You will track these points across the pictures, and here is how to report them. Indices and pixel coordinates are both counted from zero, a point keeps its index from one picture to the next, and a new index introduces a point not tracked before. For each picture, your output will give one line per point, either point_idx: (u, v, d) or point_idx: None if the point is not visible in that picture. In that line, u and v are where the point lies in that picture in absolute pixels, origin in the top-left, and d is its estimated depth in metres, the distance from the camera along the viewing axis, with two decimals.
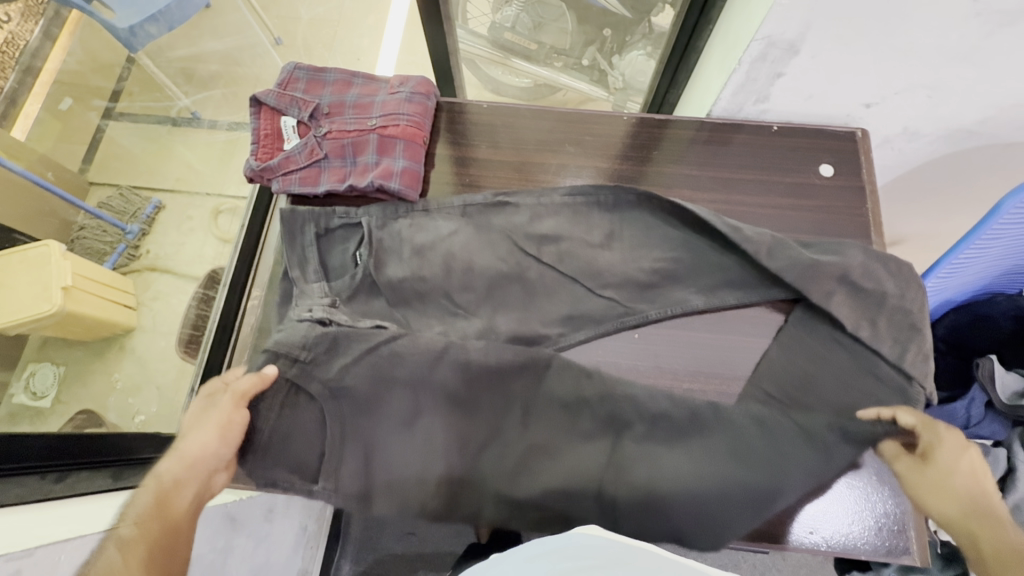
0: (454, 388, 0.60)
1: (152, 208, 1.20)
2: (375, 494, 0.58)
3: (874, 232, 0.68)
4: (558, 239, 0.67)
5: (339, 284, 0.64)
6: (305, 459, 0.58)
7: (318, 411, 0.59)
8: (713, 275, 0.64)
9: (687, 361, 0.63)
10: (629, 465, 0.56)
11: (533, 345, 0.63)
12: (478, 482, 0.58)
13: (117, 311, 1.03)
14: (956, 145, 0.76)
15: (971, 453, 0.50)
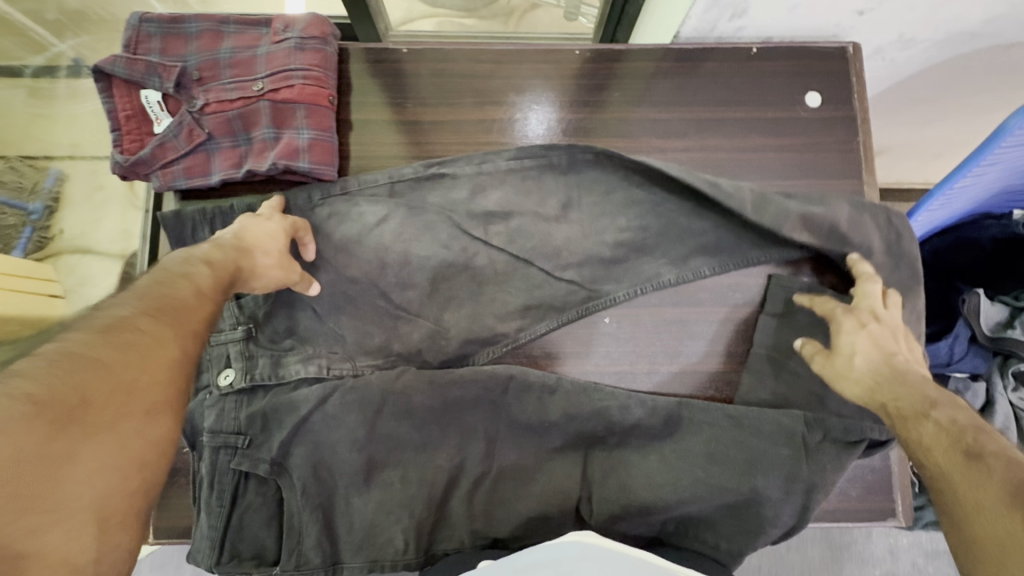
0: (403, 425, 0.53)
1: (53, 179, 1.00)
2: (346, 555, 0.52)
3: (865, 170, 0.60)
4: (507, 216, 0.57)
5: (252, 302, 0.54)
6: (260, 532, 0.51)
7: (268, 485, 0.52)
8: (686, 243, 0.56)
9: (665, 342, 0.57)
10: (618, 487, 0.52)
11: (489, 345, 0.57)
12: (458, 518, 0.53)
13: (39, 304, 0.88)
14: (956, 51, 0.66)
15: (883, 327, 0.47)
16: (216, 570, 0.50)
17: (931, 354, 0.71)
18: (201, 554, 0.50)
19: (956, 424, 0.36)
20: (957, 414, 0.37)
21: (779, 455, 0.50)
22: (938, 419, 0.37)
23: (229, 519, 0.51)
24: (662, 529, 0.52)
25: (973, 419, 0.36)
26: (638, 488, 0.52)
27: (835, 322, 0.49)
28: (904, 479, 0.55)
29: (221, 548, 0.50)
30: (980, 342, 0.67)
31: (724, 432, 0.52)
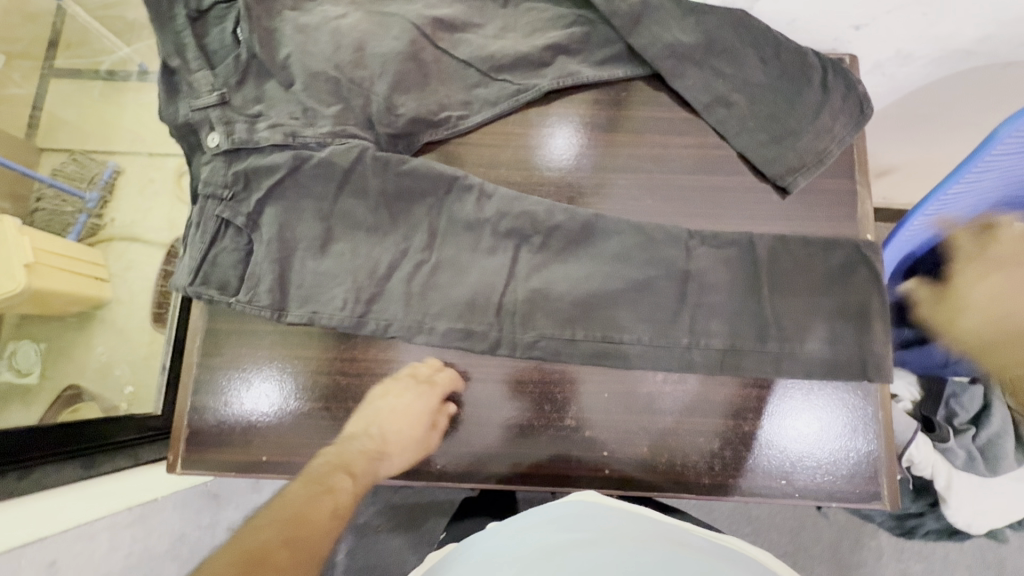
0: (358, 207, 0.59)
1: (110, 172, 1.07)
2: (291, 304, 0.57)
3: (859, 171, 0.62)
4: (456, 29, 0.64)
5: (224, 69, 0.58)
6: (227, 267, 0.57)
7: (244, 239, 0.58)
8: (642, 140, 0.64)
9: (615, 283, 0.58)
10: (541, 309, 0.58)
11: (432, 127, 0.62)
12: (400, 302, 0.57)
13: (86, 284, 0.94)
14: (952, 67, 0.69)
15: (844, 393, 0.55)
16: (186, 292, 0.56)
17: (926, 356, 0.71)
18: (178, 278, 0.56)
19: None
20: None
21: (712, 328, 0.56)
22: None
23: (211, 256, 0.57)
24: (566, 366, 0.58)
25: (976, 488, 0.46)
26: (542, 328, 0.58)
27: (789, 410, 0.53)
28: (893, 464, 0.57)
29: (195, 275, 0.56)
30: None
31: (654, 279, 0.58)
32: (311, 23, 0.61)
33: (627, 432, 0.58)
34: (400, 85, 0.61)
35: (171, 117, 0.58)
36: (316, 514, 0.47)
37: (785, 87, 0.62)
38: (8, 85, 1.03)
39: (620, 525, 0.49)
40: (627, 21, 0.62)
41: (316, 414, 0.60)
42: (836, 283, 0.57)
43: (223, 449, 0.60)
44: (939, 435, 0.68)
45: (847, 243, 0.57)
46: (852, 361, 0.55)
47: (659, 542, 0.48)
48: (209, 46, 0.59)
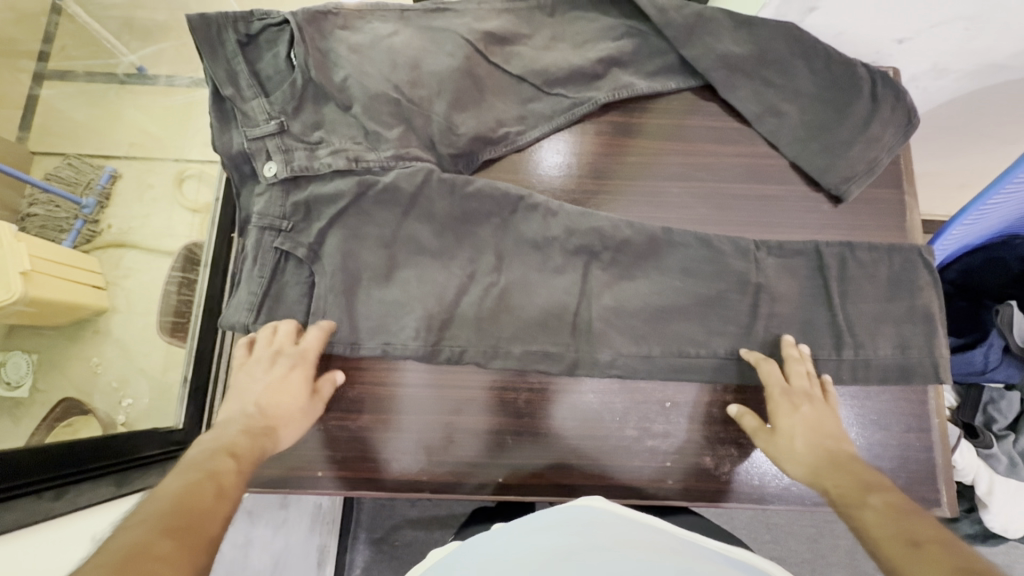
0: (423, 228, 0.58)
1: (107, 176, 1.01)
2: (360, 325, 0.56)
3: (906, 181, 0.63)
4: (505, 40, 0.63)
5: (279, 95, 0.56)
6: (292, 304, 0.56)
7: (305, 270, 0.57)
8: (694, 152, 0.64)
9: (683, 297, 0.58)
10: (605, 323, 0.57)
11: (492, 145, 0.62)
12: (466, 317, 0.56)
13: (83, 292, 0.88)
14: (983, 82, 0.71)
15: (816, 410, 0.52)
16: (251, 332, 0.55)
17: (966, 362, 0.71)
18: (237, 317, 0.55)
19: (889, 508, 0.39)
20: (892, 498, 0.40)
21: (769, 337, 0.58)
22: (875, 505, 0.40)
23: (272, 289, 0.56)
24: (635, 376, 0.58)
25: (907, 504, 0.39)
26: (609, 345, 0.57)
27: (773, 403, 0.53)
28: (949, 471, 0.58)
29: (258, 312, 0.55)
30: (1013, 351, 0.68)
31: (715, 293, 0.58)
32: (363, 42, 0.60)
33: (688, 444, 0.58)
34: (458, 103, 0.60)
35: (225, 147, 0.56)
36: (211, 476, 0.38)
37: (835, 97, 0.62)
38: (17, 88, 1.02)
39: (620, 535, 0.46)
40: (681, 32, 0.62)
41: (366, 427, 0.59)
42: (900, 289, 0.59)
43: (267, 464, 0.58)
44: (983, 441, 0.69)
45: (908, 249, 0.60)
46: (924, 366, 0.57)
47: (660, 551, 0.44)
48: (262, 72, 0.57)
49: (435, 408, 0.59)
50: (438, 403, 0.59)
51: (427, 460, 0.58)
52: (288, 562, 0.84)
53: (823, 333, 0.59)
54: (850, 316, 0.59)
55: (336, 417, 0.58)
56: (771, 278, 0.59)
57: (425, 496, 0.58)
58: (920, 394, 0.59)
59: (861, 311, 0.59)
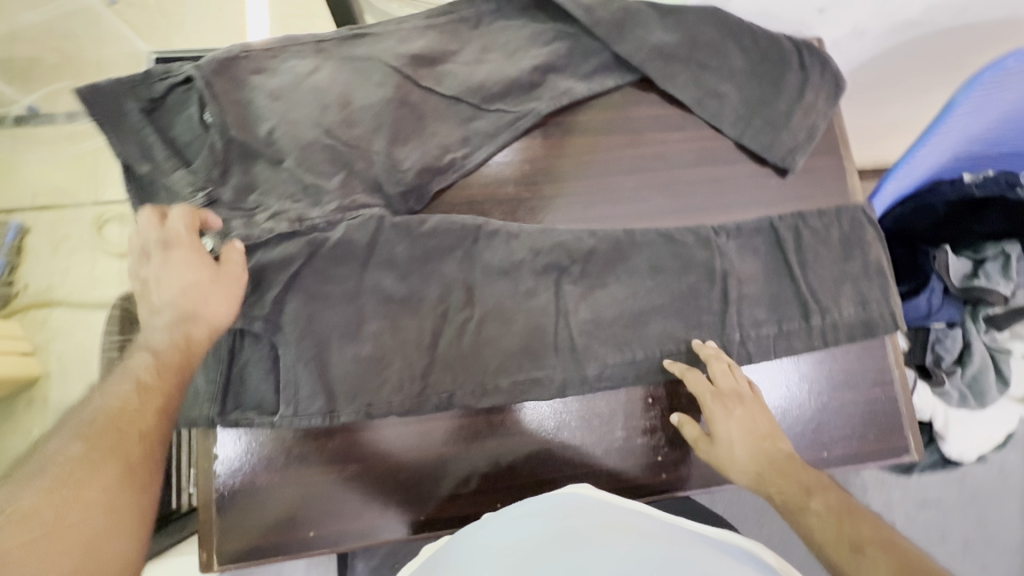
0: (385, 274, 0.56)
1: (14, 231, 0.94)
2: (336, 388, 0.54)
3: (842, 146, 0.66)
4: (435, 54, 0.60)
5: (201, 162, 0.52)
6: (261, 385, 0.53)
7: (266, 343, 0.54)
8: (642, 144, 0.64)
9: (659, 296, 0.60)
10: (579, 332, 0.58)
11: (441, 174, 0.59)
12: (446, 357, 0.56)
13: (9, 363, 0.85)
14: (897, 39, 0.74)
15: (747, 410, 0.53)
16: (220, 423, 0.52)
17: (914, 309, 0.76)
18: (200, 409, 0.52)
19: (831, 512, 0.44)
20: (831, 500, 0.45)
21: (740, 319, 0.60)
22: (817, 509, 0.45)
23: (233, 374, 0.53)
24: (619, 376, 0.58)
25: (846, 506, 0.45)
26: (586, 353, 0.58)
27: (708, 410, 0.54)
28: (914, 418, 0.61)
29: (222, 401, 0.52)
30: (952, 293, 0.73)
31: (686, 289, 0.60)
32: (282, 87, 0.55)
33: (680, 435, 0.59)
34: (397, 138, 0.58)
35: None
36: (60, 544, 0.34)
37: (767, 74, 0.64)
38: None
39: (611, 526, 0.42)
40: (611, 29, 0.61)
41: (353, 477, 0.56)
42: (852, 248, 0.62)
43: (248, 525, 0.54)
44: (936, 380, 0.76)
45: (852, 208, 0.63)
46: (885, 317, 0.60)
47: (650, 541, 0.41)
48: (178, 138, 0.53)
49: (425, 443, 0.57)
50: (425, 440, 0.57)
51: (420, 500, 0.56)
52: None
53: (791, 305, 0.61)
54: (812, 285, 0.61)
55: (319, 471, 0.55)
56: (734, 262, 0.61)
57: (422, 535, 0.56)
58: (879, 350, 0.62)
59: (822, 280, 0.61)
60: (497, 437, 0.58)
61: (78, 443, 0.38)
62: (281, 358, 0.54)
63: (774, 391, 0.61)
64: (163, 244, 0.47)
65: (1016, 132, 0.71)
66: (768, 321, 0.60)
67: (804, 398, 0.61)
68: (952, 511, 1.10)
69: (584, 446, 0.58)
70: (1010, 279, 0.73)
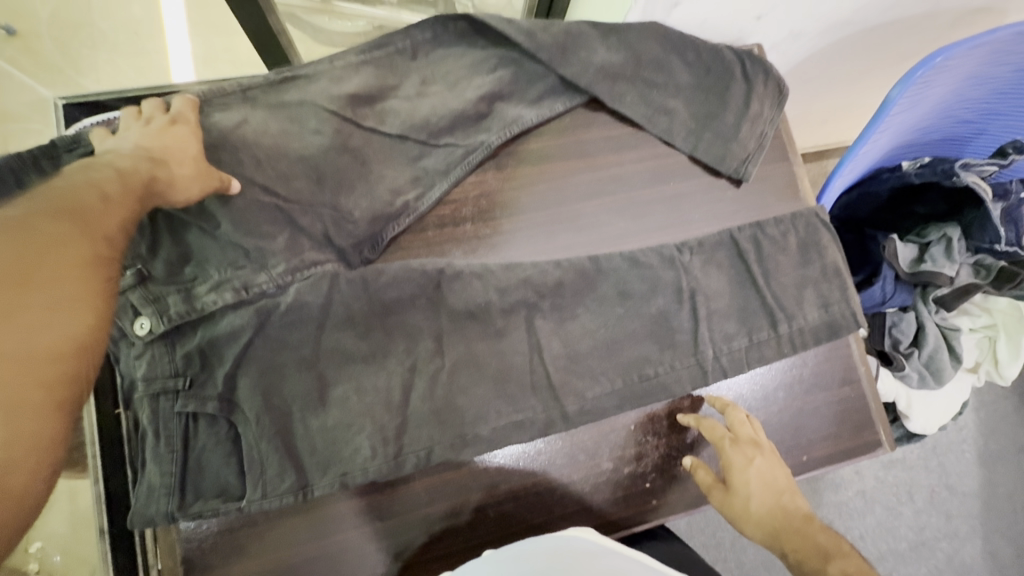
0: (346, 334, 0.54)
1: None
2: (307, 463, 0.52)
3: (790, 151, 0.67)
4: (374, 93, 0.57)
5: (124, 238, 0.49)
6: (223, 468, 0.51)
7: (223, 422, 0.51)
8: (599, 165, 0.63)
9: (629, 321, 0.59)
10: (551, 366, 0.57)
11: (393, 220, 0.57)
12: (419, 413, 0.54)
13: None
14: (832, 37, 0.76)
15: (767, 460, 0.53)
16: (180, 518, 0.48)
17: (869, 298, 0.79)
18: (156, 507, 0.48)
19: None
20: (849, 566, 0.46)
21: (712, 336, 0.60)
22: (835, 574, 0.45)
23: (189, 462, 0.50)
24: (598, 407, 0.57)
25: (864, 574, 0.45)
26: (561, 387, 0.57)
27: (728, 457, 0.54)
28: (882, 412, 0.63)
29: (180, 493, 0.49)
30: (903, 279, 0.75)
31: (655, 311, 0.60)
32: (209, 144, 0.51)
33: (662, 458, 0.59)
34: (342, 187, 0.56)
35: None
36: (61, 366, 0.33)
37: (712, 85, 0.63)
38: None
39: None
40: (554, 53, 0.59)
41: (332, 546, 0.53)
42: (809, 252, 0.63)
43: None
44: (897, 365, 0.78)
45: (806, 212, 0.64)
46: (846, 317, 0.62)
47: None
48: None
49: (406, 504, 0.55)
50: (406, 498, 0.55)
51: (404, 560, 0.54)
52: None
53: (759, 316, 0.61)
54: (777, 294, 0.62)
55: (293, 545, 0.52)
56: (700, 279, 0.61)
57: None
58: (843, 348, 0.64)
59: (784, 287, 0.62)
60: (480, 487, 0.56)
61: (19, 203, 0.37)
62: (241, 436, 0.51)
63: (746, 401, 0.62)
64: (167, 116, 0.50)
65: (946, 119, 0.74)
66: (738, 334, 0.60)
67: (779, 405, 0.62)
68: (917, 467, 1.17)
69: (569, 481, 0.57)
70: (954, 260, 0.74)
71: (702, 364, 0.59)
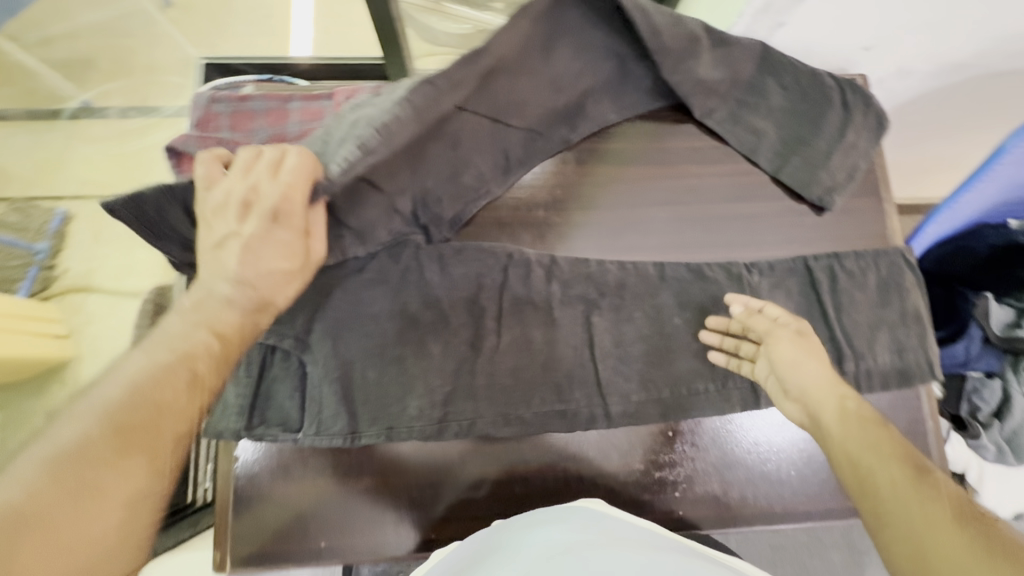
0: (413, 296, 0.58)
1: (59, 220, 1.04)
2: (360, 413, 0.55)
3: (883, 187, 0.64)
4: None
5: None
6: (287, 400, 0.55)
7: (295, 359, 0.56)
8: (678, 176, 0.64)
9: (685, 333, 0.60)
10: (597, 363, 0.59)
11: (473, 202, 0.61)
12: (470, 385, 0.57)
13: (42, 344, 0.92)
14: (947, 79, 0.72)
15: (785, 342, 0.52)
16: (245, 437, 0.53)
17: (948, 355, 0.76)
18: (226, 423, 0.53)
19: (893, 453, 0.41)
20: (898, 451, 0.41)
21: None
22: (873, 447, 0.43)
23: (260, 386, 0.55)
24: (640, 410, 0.58)
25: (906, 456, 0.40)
26: (606, 384, 0.58)
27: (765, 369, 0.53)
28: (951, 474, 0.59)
29: (249, 415, 0.54)
30: (991, 342, 0.70)
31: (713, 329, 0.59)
32: None
33: (694, 471, 0.58)
34: None
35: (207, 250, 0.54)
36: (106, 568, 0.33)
37: (807, 112, 0.62)
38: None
39: (602, 529, 0.46)
40: (668, 58, 0.58)
41: (368, 487, 0.57)
42: (889, 293, 0.60)
43: (261, 528, 0.56)
44: (970, 432, 0.73)
45: (891, 252, 0.62)
46: (922, 366, 0.58)
47: (641, 546, 0.43)
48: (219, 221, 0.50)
49: (443, 464, 0.57)
50: (444, 457, 0.58)
51: (431, 514, 0.57)
52: None
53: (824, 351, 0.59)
54: (846, 331, 0.59)
55: (333, 481, 0.57)
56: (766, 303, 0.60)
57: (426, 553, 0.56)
58: (916, 399, 0.60)
59: (856, 326, 0.60)
60: (515, 463, 0.58)
61: (73, 423, 0.35)
62: (307, 374, 0.55)
63: (790, 432, 0.59)
64: (256, 185, 0.46)
65: None
66: None
67: None
68: None
69: (601, 476, 0.58)
70: None
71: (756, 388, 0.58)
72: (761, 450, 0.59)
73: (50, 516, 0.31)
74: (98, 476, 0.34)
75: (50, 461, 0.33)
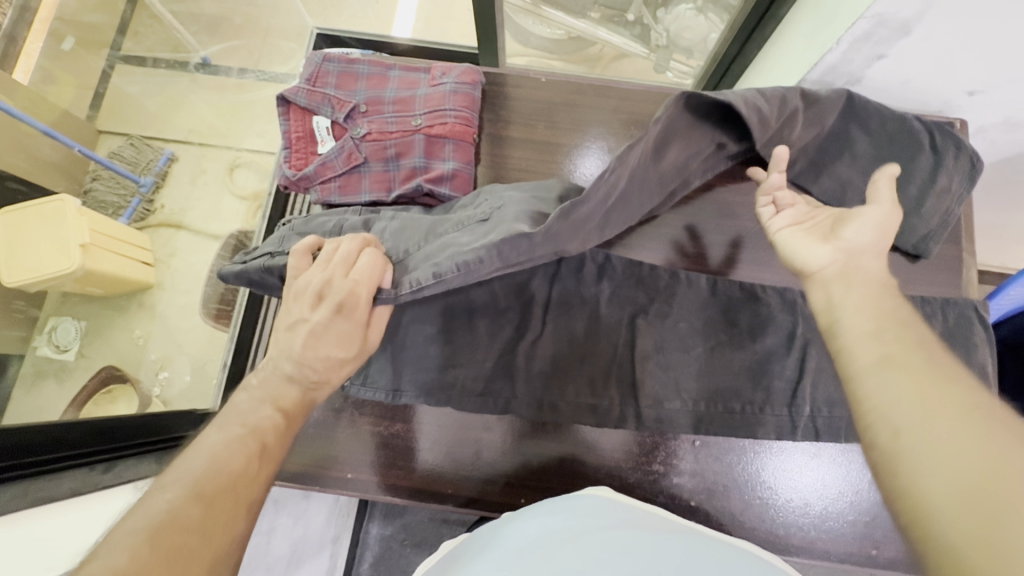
0: None
1: (165, 159, 1.16)
2: (405, 371, 0.58)
3: (966, 238, 0.64)
4: None
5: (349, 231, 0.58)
6: None
7: None
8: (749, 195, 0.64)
9: (730, 350, 0.59)
10: (636, 363, 0.59)
11: None
12: (510, 360, 0.59)
13: (133, 267, 1.01)
14: None
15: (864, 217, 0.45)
16: None
17: None
18: None
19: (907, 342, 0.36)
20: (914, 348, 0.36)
21: (816, 394, 0.57)
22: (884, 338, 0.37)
23: None
24: (674, 417, 0.58)
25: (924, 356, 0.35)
26: (645, 385, 0.59)
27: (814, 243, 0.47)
28: None
29: None
30: None
31: (759, 350, 0.59)
32: None
33: (714, 485, 0.59)
34: None
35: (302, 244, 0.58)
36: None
37: (895, 154, 0.60)
38: (121, 86, 1.20)
39: (629, 512, 0.48)
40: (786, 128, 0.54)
41: (399, 433, 0.61)
42: (956, 344, 0.58)
43: (303, 452, 0.61)
44: None
45: (964, 304, 0.59)
46: None
47: (664, 530, 0.44)
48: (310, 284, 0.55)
49: (472, 426, 0.61)
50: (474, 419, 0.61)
51: (455, 471, 0.60)
52: (306, 552, 0.79)
53: None
54: None
55: (370, 423, 0.62)
56: None
57: (448, 507, 0.60)
58: None
59: None
60: (540, 440, 0.61)
61: (161, 492, 0.36)
62: None
63: (820, 466, 0.59)
64: (332, 279, 0.46)
65: None
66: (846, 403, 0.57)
67: (860, 486, 0.58)
68: None
69: (620, 469, 0.60)
70: None
71: (794, 416, 0.57)
72: (786, 478, 0.59)
73: (163, 547, 0.32)
74: (179, 544, 0.33)
75: (151, 530, 0.33)
